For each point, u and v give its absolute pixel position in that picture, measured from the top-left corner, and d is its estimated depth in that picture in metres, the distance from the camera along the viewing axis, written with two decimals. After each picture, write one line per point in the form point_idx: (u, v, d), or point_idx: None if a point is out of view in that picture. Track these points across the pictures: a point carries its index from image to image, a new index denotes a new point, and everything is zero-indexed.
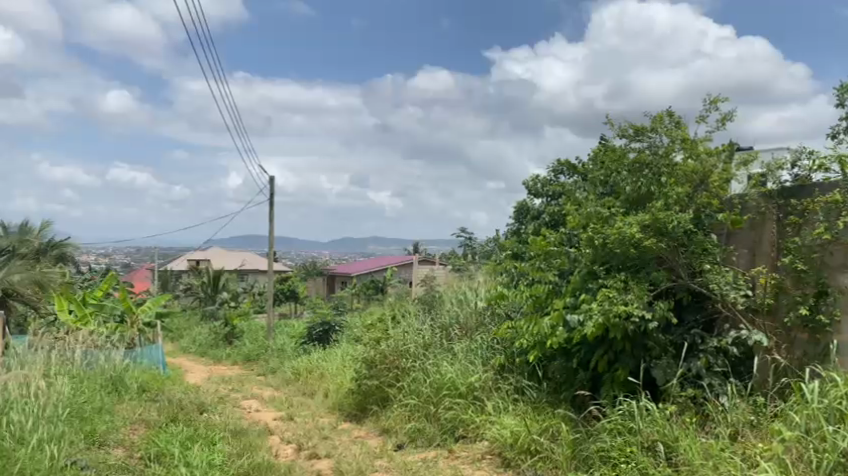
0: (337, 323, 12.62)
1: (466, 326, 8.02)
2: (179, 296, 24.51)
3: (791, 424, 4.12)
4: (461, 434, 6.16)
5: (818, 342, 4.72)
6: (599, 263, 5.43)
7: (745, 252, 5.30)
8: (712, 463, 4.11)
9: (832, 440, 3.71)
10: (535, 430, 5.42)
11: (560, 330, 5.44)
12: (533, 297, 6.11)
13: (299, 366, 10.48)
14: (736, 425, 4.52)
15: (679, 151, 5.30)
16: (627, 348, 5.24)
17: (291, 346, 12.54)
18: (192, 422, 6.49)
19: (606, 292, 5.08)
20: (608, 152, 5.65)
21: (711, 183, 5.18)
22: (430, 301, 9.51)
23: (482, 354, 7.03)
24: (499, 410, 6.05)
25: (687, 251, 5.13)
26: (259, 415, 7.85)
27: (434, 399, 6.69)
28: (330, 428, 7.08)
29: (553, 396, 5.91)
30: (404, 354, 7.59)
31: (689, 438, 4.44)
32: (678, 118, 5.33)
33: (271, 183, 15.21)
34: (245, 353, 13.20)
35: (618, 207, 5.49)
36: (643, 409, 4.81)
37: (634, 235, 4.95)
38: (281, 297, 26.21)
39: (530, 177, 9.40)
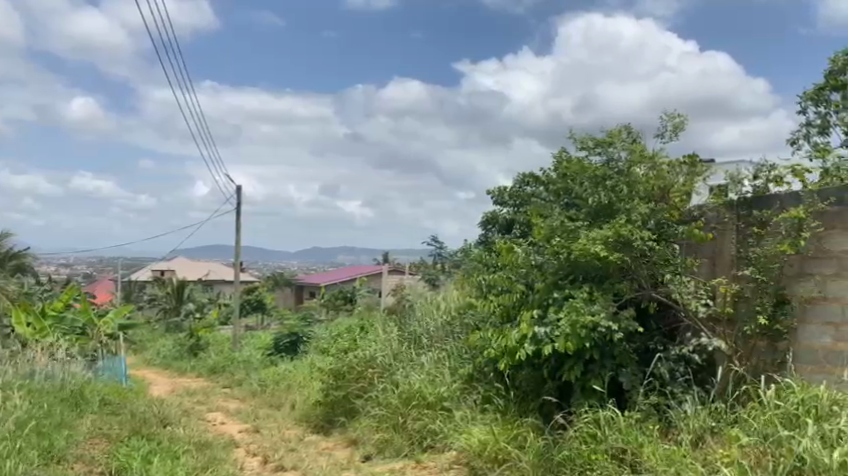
0: (304, 335, 12.51)
1: (435, 335, 8.06)
2: (141, 307, 23.97)
3: (750, 429, 4.23)
4: (429, 443, 6.14)
5: (776, 349, 4.89)
6: (564, 273, 5.53)
7: (706, 261, 5.39)
8: (674, 469, 4.17)
9: (789, 446, 3.77)
10: (502, 439, 5.45)
11: (526, 340, 5.47)
12: (501, 306, 6.15)
13: (266, 378, 10.34)
14: (697, 431, 4.60)
15: (640, 166, 5.41)
16: (595, 357, 5.30)
17: (258, 358, 12.42)
18: (156, 436, 6.38)
19: (572, 304, 5.17)
20: (571, 164, 5.75)
21: (671, 197, 5.33)
22: (400, 310, 9.52)
23: (451, 364, 7.08)
24: (467, 419, 6.09)
25: (649, 263, 5.21)
26: (225, 427, 7.75)
27: (401, 409, 6.66)
28: (297, 440, 7.02)
29: (522, 405, 5.96)
30: (372, 365, 7.59)
31: (654, 445, 4.50)
32: (635, 134, 5.52)
33: (238, 192, 15.02)
34: (210, 365, 12.98)
35: (582, 218, 5.58)
36: (609, 418, 4.87)
37: (597, 248, 5.04)
38: (247, 308, 25.86)
39: (496, 188, 9.47)
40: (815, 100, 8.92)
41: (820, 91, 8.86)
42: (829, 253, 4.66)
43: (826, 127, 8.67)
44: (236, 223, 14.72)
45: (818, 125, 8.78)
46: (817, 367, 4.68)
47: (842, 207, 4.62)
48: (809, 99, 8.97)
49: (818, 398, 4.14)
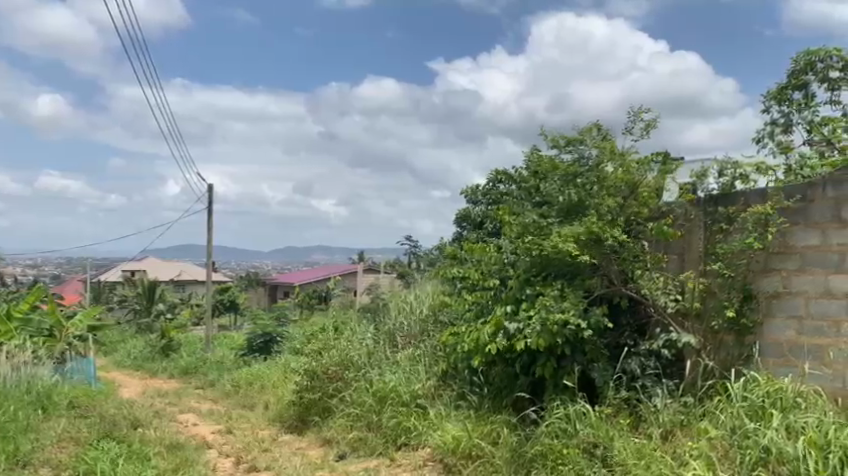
0: (278, 334, 12.44)
1: (409, 333, 8.07)
2: (111, 308, 23.59)
3: (718, 422, 4.31)
4: (403, 441, 6.13)
5: (743, 344, 4.97)
6: (536, 270, 5.58)
7: (675, 258, 5.44)
8: (644, 463, 4.23)
9: (755, 438, 3.83)
10: (476, 435, 5.48)
11: (500, 337, 5.50)
12: (474, 303, 6.18)
13: (238, 378, 10.26)
14: (667, 424, 4.66)
15: (609, 163, 5.45)
16: (566, 352, 5.34)
17: (231, 359, 12.32)
18: (126, 439, 6.30)
19: (543, 301, 5.22)
20: (542, 162, 5.79)
21: (641, 194, 5.32)
22: (375, 309, 9.51)
23: (425, 361, 7.10)
24: (441, 417, 6.10)
25: (619, 259, 5.30)
26: (197, 429, 7.67)
27: (376, 408, 6.64)
28: (270, 440, 6.97)
29: (495, 401, 6.00)
30: (348, 365, 7.55)
31: (624, 439, 4.56)
32: (605, 131, 5.57)
33: (210, 191, 14.86)
34: (182, 366, 12.83)
35: (553, 216, 5.62)
36: (581, 413, 4.92)
37: (569, 246, 5.10)
38: (220, 308, 25.61)
39: (470, 187, 9.50)
40: (778, 99, 9.10)
41: (783, 91, 9.05)
42: (793, 249, 4.75)
43: (788, 126, 8.85)
44: (208, 222, 14.57)
45: (781, 124, 8.95)
46: (781, 360, 4.79)
47: (805, 203, 4.70)
48: (773, 99, 9.15)
49: (783, 391, 4.24)
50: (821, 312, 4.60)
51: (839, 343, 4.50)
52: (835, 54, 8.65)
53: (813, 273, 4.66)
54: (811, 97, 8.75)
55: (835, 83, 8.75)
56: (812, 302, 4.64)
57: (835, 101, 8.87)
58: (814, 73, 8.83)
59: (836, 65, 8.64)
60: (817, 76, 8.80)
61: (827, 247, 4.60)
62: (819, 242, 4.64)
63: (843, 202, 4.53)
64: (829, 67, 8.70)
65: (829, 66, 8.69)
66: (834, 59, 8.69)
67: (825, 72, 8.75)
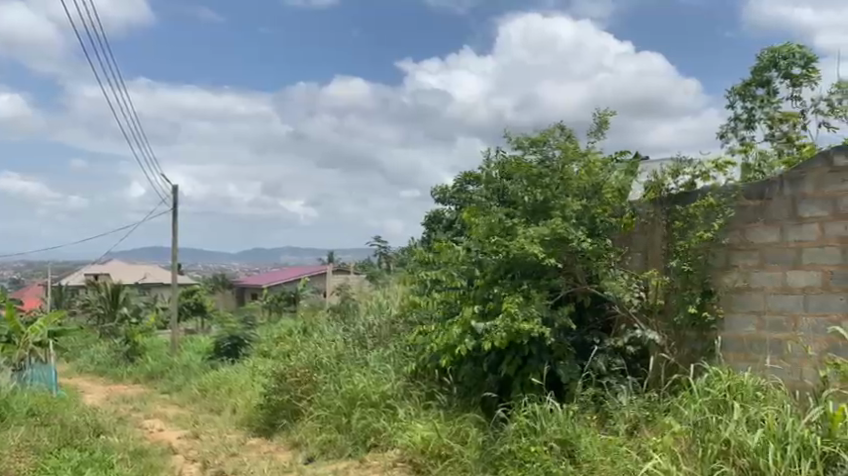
0: (246, 336, 12.31)
1: (378, 334, 8.06)
2: (73, 313, 23.07)
3: (681, 417, 4.38)
4: (373, 442, 6.11)
5: (705, 339, 5.07)
6: (503, 270, 5.62)
7: (639, 255, 5.50)
8: (610, 459, 4.29)
9: (717, 431, 3.91)
10: (445, 435, 5.49)
11: (467, 337, 5.52)
12: (442, 303, 6.18)
13: (205, 382, 10.13)
14: (633, 420, 4.71)
15: (573, 163, 5.53)
16: (533, 351, 5.39)
17: (198, 362, 12.16)
18: (88, 446, 6.18)
19: (509, 301, 5.27)
20: (507, 162, 5.82)
21: (604, 194, 5.41)
22: (343, 310, 9.48)
23: (394, 362, 7.09)
24: (410, 417, 6.09)
25: (584, 258, 5.35)
26: (162, 434, 7.55)
27: (345, 410, 6.60)
28: (238, 444, 6.89)
29: (464, 400, 6.04)
30: (316, 367, 7.49)
31: (591, 436, 4.61)
32: (568, 132, 5.63)
33: (175, 192, 14.63)
34: (148, 370, 12.61)
35: (520, 216, 5.67)
36: (548, 411, 4.97)
37: (536, 246, 5.16)
38: (187, 311, 25.24)
39: (439, 185, 9.51)
40: (742, 95, 9.29)
41: (747, 87, 9.24)
42: (753, 246, 4.85)
43: (752, 121, 9.04)
44: (173, 223, 14.35)
45: (745, 119, 9.14)
46: (742, 355, 4.90)
47: (763, 201, 4.80)
48: (737, 95, 9.34)
49: (743, 385, 4.33)
50: (780, 307, 4.71)
51: (797, 337, 4.61)
52: (796, 52, 8.86)
53: (771, 269, 4.76)
54: (773, 93, 8.96)
55: (796, 80, 8.97)
56: (771, 297, 4.75)
57: (796, 98, 9.09)
58: (776, 70, 9.03)
59: (797, 62, 8.86)
60: (779, 73, 9.01)
61: (784, 244, 4.70)
62: (777, 239, 4.74)
63: (799, 200, 4.63)
64: (791, 64, 8.91)
65: (791, 64, 8.90)
66: (796, 56, 8.90)
67: (786, 70, 8.96)
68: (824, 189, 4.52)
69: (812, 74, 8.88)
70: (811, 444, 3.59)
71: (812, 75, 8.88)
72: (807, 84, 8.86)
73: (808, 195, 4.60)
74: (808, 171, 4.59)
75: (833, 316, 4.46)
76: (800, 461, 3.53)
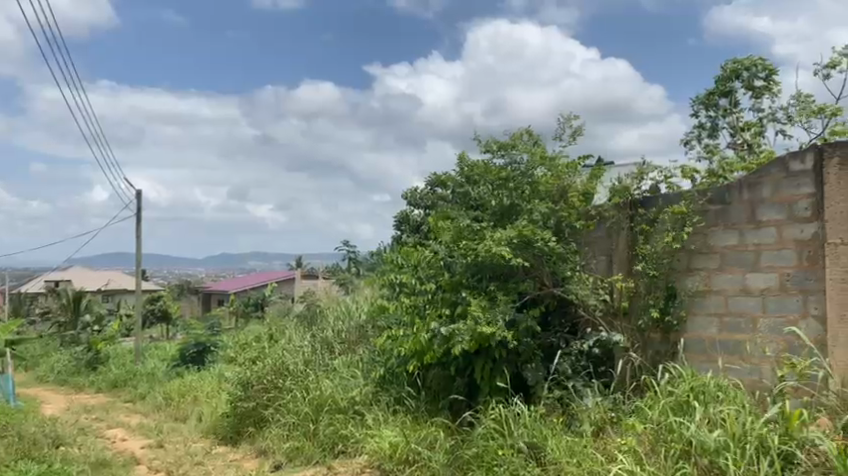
0: (212, 344, 12.15)
1: (347, 340, 8.02)
2: (33, 321, 22.52)
3: (645, 417, 4.44)
4: (341, 449, 6.07)
5: (669, 341, 5.17)
6: (471, 274, 5.64)
7: (603, 259, 5.53)
8: (576, 461, 4.32)
9: (679, 431, 3.97)
10: (413, 440, 5.47)
11: (435, 341, 5.53)
12: (410, 307, 6.17)
13: (171, 390, 9.96)
14: (598, 422, 4.75)
15: (540, 167, 5.61)
16: (500, 354, 5.42)
17: (163, 369, 11.97)
18: (47, 458, 6.04)
19: (477, 307, 5.28)
20: (475, 167, 5.84)
21: (569, 197, 5.53)
22: (312, 315, 9.41)
23: (363, 367, 7.07)
24: (378, 423, 6.07)
25: (551, 262, 5.40)
26: (125, 444, 7.41)
27: (313, 416, 6.54)
28: (203, 453, 6.78)
29: (432, 404, 6.04)
30: (283, 373, 7.41)
31: (557, 438, 4.64)
32: (535, 137, 5.71)
33: (139, 197, 14.37)
34: (111, 378, 12.37)
35: (488, 220, 5.70)
36: (515, 413, 4.99)
37: (502, 249, 5.17)
38: (152, 318, 24.81)
39: (409, 189, 9.51)
40: (707, 105, 9.48)
41: (711, 96, 9.42)
42: (714, 250, 4.95)
43: (715, 130, 9.22)
44: (137, 228, 14.11)
45: (708, 128, 9.32)
46: (704, 356, 4.99)
47: (724, 206, 4.90)
48: (701, 104, 9.52)
49: (705, 386, 4.40)
50: (740, 309, 4.80)
51: (756, 338, 4.71)
52: (758, 64, 9.07)
53: (732, 272, 4.86)
54: (736, 103, 9.15)
55: (758, 91, 9.18)
56: (731, 299, 4.85)
57: (758, 109, 9.29)
58: (739, 80, 9.23)
59: (759, 74, 9.07)
60: (742, 83, 9.21)
61: (743, 247, 4.80)
62: (736, 243, 4.84)
63: (757, 204, 4.73)
64: (753, 75, 9.11)
65: (753, 75, 9.11)
66: (758, 68, 9.11)
67: (749, 81, 9.16)
68: (782, 194, 4.61)
69: (773, 86, 9.09)
70: (769, 443, 3.66)
71: (772, 87, 9.08)
72: (768, 95, 9.06)
73: (766, 200, 4.70)
74: (767, 176, 4.68)
75: (790, 317, 4.54)
76: (759, 459, 3.60)
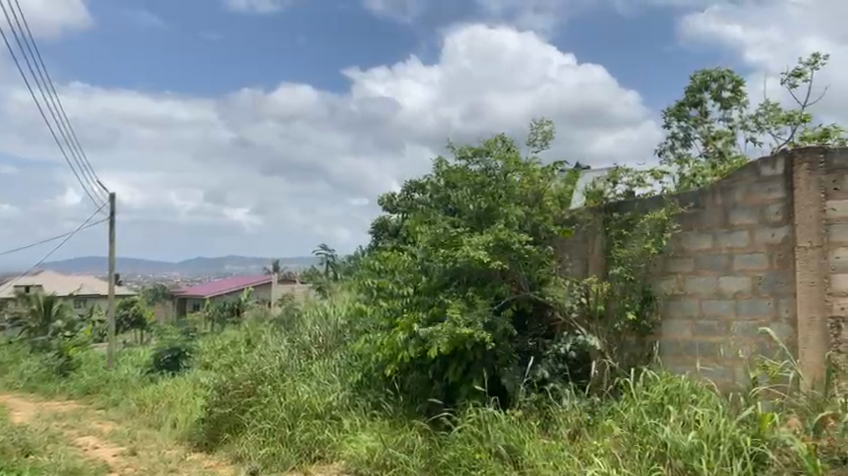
0: (187, 349, 12.02)
1: (324, 345, 7.98)
2: None
3: (621, 420, 4.48)
4: (318, 454, 6.01)
5: (644, 344, 5.23)
6: (448, 278, 5.65)
7: (579, 262, 5.57)
8: (553, 464, 4.33)
9: (654, 433, 4.00)
10: (390, 445, 5.45)
11: (413, 345, 5.52)
12: (388, 311, 6.15)
13: (144, 396, 9.82)
14: (575, 424, 4.77)
15: (515, 173, 5.64)
16: (477, 357, 5.43)
17: (136, 376, 11.81)
18: (16, 468, 5.92)
19: (455, 312, 5.28)
20: (453, 172, 5.85)
21: (544, 201, 5.56)
22: (289, 320, 9.36)
23: (340, 372, 7.04)
24: (356, 428, 6.04)
25: (527, 265, 5.42)
26: (96, 452, 7.28)
27: (289, 422, 6.47)
28: (177, 460, 6.69)
29: (410, 408, 6.02)
30: (259, 378, 7.36)
31: (534, 441, 4.65)
32: (509, 142, 5.75)
33: (112, 200, 14.18)
34: (83, 385, 12.16)
35: (465, 223, 5.71)
36: (492, 417, 4.99)
37: (478, 253, 5.19)
38: (125, 324, 24.47)
39: (386, 194, 9.51)
40: (677, 115, 9.61)
41: (682, 107, 9.55)
42: (688, 253, 5.02)
43: (687, 140, 9.35)
44: (109, 233, 13.92)
45: (681, 138, 9.44)
46: (678, 358, 5.06)
47: (697, 209, 4.97)
48: (672, 115, 9.65)
49: (679, 387, 4.45)
50: (713, 311, 4.87)
51: (729, 340, 4.77)
52: (726, 75, 9.22)
53: (705, 275, 4.93)
54: (705, 113, 9.29)
55: (727, 101, 9.32)
56: (705, 302, 4.91)
57: (727, 119, 9.44)
58: (708, 91, 9.38)
59: (727, 85, 9.23)
60: (710, 94, 9.35)
61: (717, 249, 4.87)
62: (710, 245, 4.91)
63: (730, 208, 4.80)
64: (721, 85, 9.27)
65: (721, 86, 9.26)
66: (726, 79, 9.27)
67: (717, 91, 9.31)
68: (753, 197, 4.68)
69: (741, 96, 9.25)
70: (742, 444, 3.71)
71: (741, 98, 9.24)
72: (737, 106, 9.21)
73: (738, 203, 4.77)
74: (738, 180, 4.75)
75: (761, 319, 4.61)
76: (731, 460, 3.65)
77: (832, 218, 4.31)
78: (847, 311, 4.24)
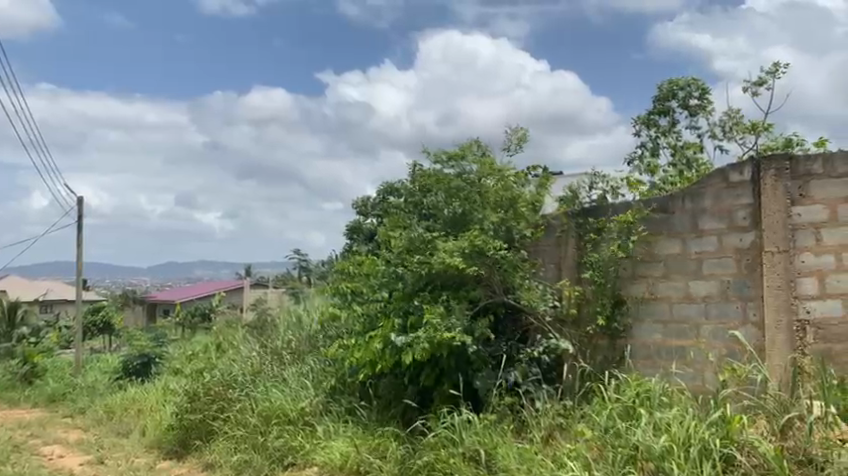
0: (157, 355, 11.84)
1: (297, 350, 7.92)
2: None
3: (593, 423, 4.51)
4: (291, 461, 5.94)
5: (615, 347, 5.28)
6: (423, 283, 5.67)
7: (552, 267, 5.62)
8: (526, 468, 4.34)
9: (626, 436, 4.04)
10: (364, 450, 5.42)
11: (387, 350, 5.49)
12: (363, 316, 6.13)
13: (112, 404, 9.65)
14: (548, 428, 4.79)
15: (490, 177, 5.62)
16: (452, 362, 5.43)
17: (104, 383, 11.60)
18: None
19: (431, 319, 5.27)
20: (427, 176, 5.83)
21: (519, 208, 5.55)
22: (261, 325, 9.28)
23: (314, 377, 6.99)
24: (329, 434, 5.98)
25: (502, 270, 5.45)
26: (62, 461, 7.13)
27: (261, 428, 6.40)
28: (146, 468, 6.58)
29: (383, 414, 6.00)
30: (231, 384, 7.27)
31: (507, 445, 4.65)
32: (484, 147, 5.75)
33: (80, 204, 13.93)
34: (48, 393, 11.90)
35: (439, 228, 5.72)
36: (467, 422, 4.99)
37: (455, 259, 5.23)
38: (92, 330, 24.03)
39: (361, 198, 9.49)
40: (646, 124, 9.74)
41: (650, 116, 9.69)
42: (658, 258, 5.10)
43: (655, 148, 9.48)
44: (77, 238, 13.67)
45: (650, 148, 9.56)
46: (648, 361, 5.13)
47: (667, 215, 5.04)
48: (641, 123, 9.77)
49: (650, 391, 4.50)
50: (683, 315, 4.94)
51: (698, 343, 4.84)
52: (693, 84, 9.37)
53: (675, 279, 4.99)
54: (673, 122, 9.43)
55: (694, 110, 9.47)
56: (675, 306, 4.98)
57: (695, 127, 9.58)
58: (675, 99, 9.52)
59: (694, 93, 9.37)
60: (678, 103, 9.50)
61: (687, 254, 4.94)
62: (679, 250, 4.98)
63: (699, 213, 4.88)
64: (688, 94, 9.42)
65: (688, 95, 9.41)
66: (693, 88, 9.42)
67: (684, 100, 9.46)
68: (722, 203, 4.76)
69: (707, 105, 9.40)
70: (712, 445, 3.75)
71: (707, 106, 9.39)
72: (704, 114, 9.36)
73: (707, 209, 4.84)
74: (708, 186, 4.83)
75: (730, 323, 4.69)
76: (701, 462, 3.69)
77: (798, 224, 4.40)
78: (812, 314, 4.33)
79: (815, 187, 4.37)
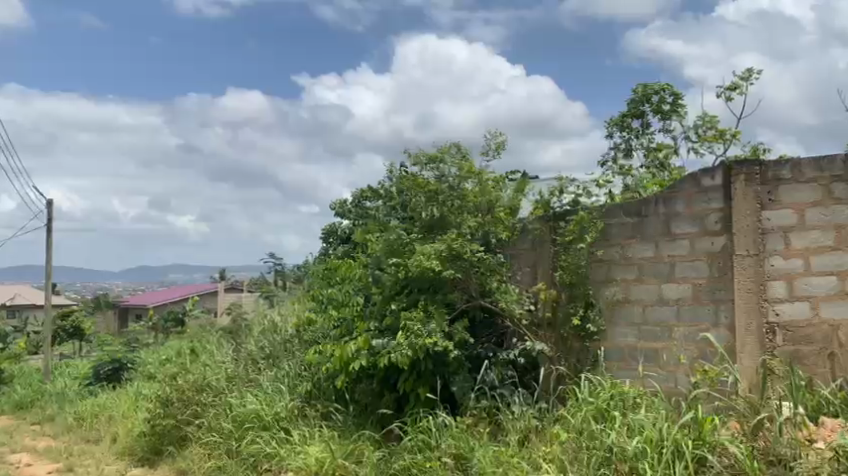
0: (128, 361, 11.66)
1: (272, 354, 7.85)
2: None
3: (568, 425, 4.54)
4: (266, 467, 5.86)
5: (589, 350, 5.31)
6: (399, 287, 5.66)
7: (528, 271, 5.65)
8: (502, 470, 4.34)
9: (601, 438, 4.07)
10: (339, 455, 5.39)
11: (364, 354, 5.47)
12: (339, 320, 6.10)
13: (82, 410, 9.47)
14: (524, 431, 4.81)
15: (469, 180, 5.64)
16: (428, 365, 5.42)
17: (74, 389, 11.38)
18: None
19: (410, 325, 5.26)
20: (405, 179, 5.82)
21: (497, 212, 5.58)
22: (236, 329, 9.18)
23: (289, 382, 6.93)
24: (305, 439, 5.92)
25: (479, 273, 5.47)
26: (30, 469, 6.99)
27: (236, 434, 6.33)
28: None
29: (360, 418, 5.98)
30: (205, 389, 7.19)
31: (484, 448, 4.65)
32: (464, 150, 5.74)
33: (50, 206, 13.68)
34: (16, 400, 11.65)
35: (416, 232, 5.71)
36: (444, 426, 4.99)
37: (433, 263, 5.22)
38: (62, 335, 23.60)
39: (338, 201, 9.44)
40: (619, 127, 9.84)
41: (624, 119, 9.79)
42: (631, 261, 5.15)
43: (629, 151, 9.58)
44: (47, 241, 13.42)
45: (623, 150, 9.66)
46: (622, 363, 5.17)
47: (640, 218, 5.10)
48: (615, 126, 9.87)
49: (624, 394, 4.54)
50: (656, 317, 4.99)
51: (671, 345, 4.90)
52: (666, 88, 9.50)
53: (649, 282, 5.05)
54: (646, 125, 9.54)
55: (667, 114, 9.59)
56: (648, 309, 5.04)
57: (668, 130, 9.71)
58: (649, 104, 9.64)
59: (667, 98, 9.49)
60: (651, 107, 9.62)
61: (659, 257, 5.00)
62: (653, 253, 5.03)
63: (672, 217, 4.94)
64: (662, 98, 9.54)
65: (661, 99, 9.53)
66: (666, 92, 9.54)
67: (658, 104, 9.58)
68: (694, 208, 4.83)
69: (680, 109, 9.54)
70: (684, 447, 3.79)
71: (680, 110, 9.52)
72: (677, 118, 9.49)
73: (680, 213, 4.90)
74: (680, 191, 4.89)
75: (702, 326, 4.75)
76: (674, 463, 3.73)
77: (767, 228, 4.48)
78: (781, 317, 4.42)
79: (784, 192, 4.46)
